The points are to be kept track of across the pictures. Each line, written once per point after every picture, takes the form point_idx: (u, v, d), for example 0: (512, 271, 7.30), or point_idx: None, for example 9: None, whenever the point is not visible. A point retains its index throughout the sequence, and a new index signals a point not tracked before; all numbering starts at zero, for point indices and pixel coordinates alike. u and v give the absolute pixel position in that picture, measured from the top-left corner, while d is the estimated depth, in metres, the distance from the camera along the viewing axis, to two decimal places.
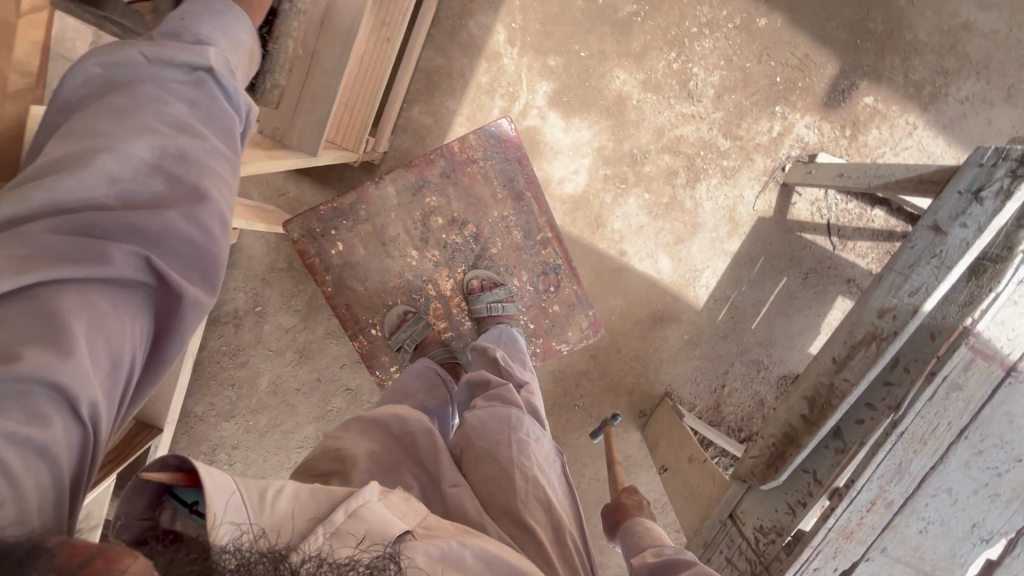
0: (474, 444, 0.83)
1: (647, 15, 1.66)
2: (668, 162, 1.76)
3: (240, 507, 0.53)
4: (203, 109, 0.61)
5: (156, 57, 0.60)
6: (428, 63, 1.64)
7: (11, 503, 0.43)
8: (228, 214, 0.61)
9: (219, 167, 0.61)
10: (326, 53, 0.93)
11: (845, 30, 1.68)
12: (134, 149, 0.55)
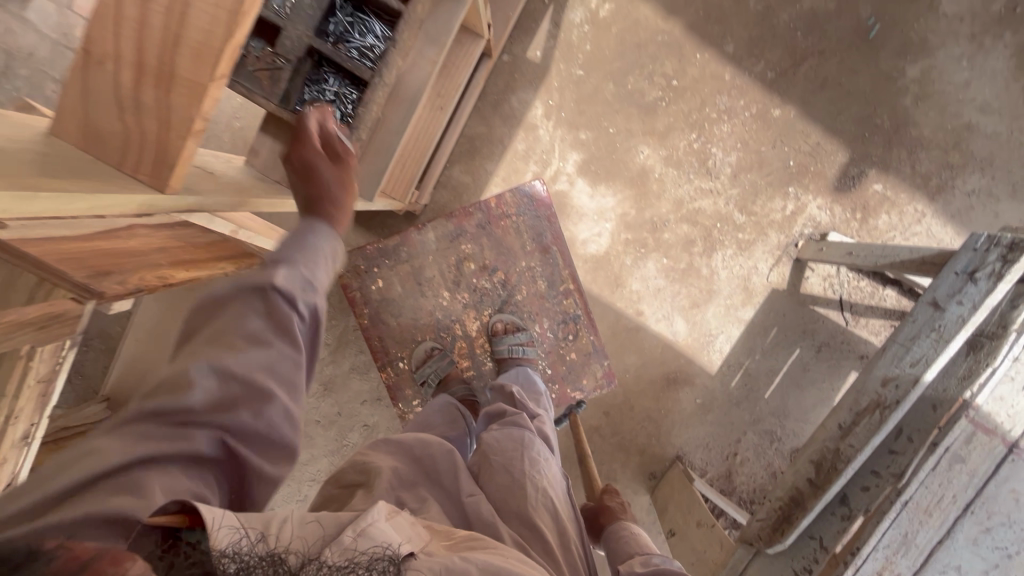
0: (490, 460, 0.90)
1: (671, 101, 1.83)
2: (686, 231, 1.89)
3: (235, 523, 0.55)
4: (276, 319, 0.69)
5: (243, 282, 0.69)
6: (472, 131, 1.83)
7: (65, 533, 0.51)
8: (293, 405, 0.69)
9: (287, 369, 0.69)
10: (390, 115, 1.08)
11: (855, 123, 1.82)
12: (218, 363, 0.64)
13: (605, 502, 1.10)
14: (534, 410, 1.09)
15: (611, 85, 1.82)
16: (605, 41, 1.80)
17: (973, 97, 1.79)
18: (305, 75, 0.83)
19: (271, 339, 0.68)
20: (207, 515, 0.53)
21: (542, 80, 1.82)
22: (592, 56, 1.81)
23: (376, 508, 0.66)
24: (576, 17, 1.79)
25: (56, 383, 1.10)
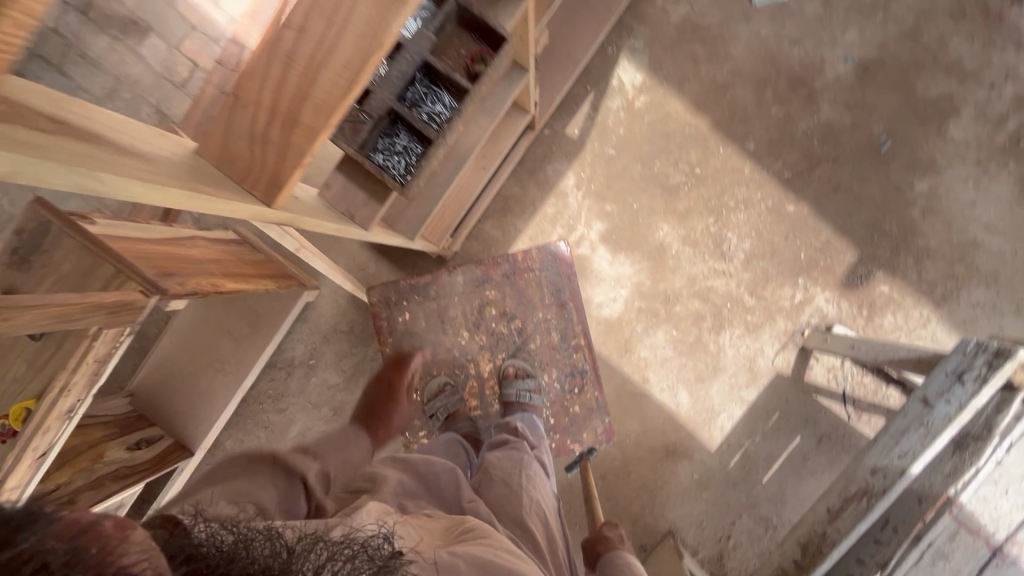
0: (491, 474, 1.01)
1: (692, 186, 1.98)
2: (697, 307, 1.98)
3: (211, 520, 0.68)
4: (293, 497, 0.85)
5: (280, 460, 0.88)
6: (507, 191, 2.01)
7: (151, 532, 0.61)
8: None
9: None
10: (441, 171, 1.26)
11: (865, 227, 1.94)
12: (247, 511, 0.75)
13: (601, 532, 1.14)
14: (534, 440, 1.17)
15: (639, 166, 1.99)
16: (638, 126, 1.98)
17: (979, 215, 1.90)
18: (382, 129, 0.97)
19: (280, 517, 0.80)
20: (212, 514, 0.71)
21: (577, 154, 2.00)
22: (624, 138, 1.99)
23: (365, 510, 0.79)
24: (614, 103, 1.97)
25: (106, 368, 1.22)
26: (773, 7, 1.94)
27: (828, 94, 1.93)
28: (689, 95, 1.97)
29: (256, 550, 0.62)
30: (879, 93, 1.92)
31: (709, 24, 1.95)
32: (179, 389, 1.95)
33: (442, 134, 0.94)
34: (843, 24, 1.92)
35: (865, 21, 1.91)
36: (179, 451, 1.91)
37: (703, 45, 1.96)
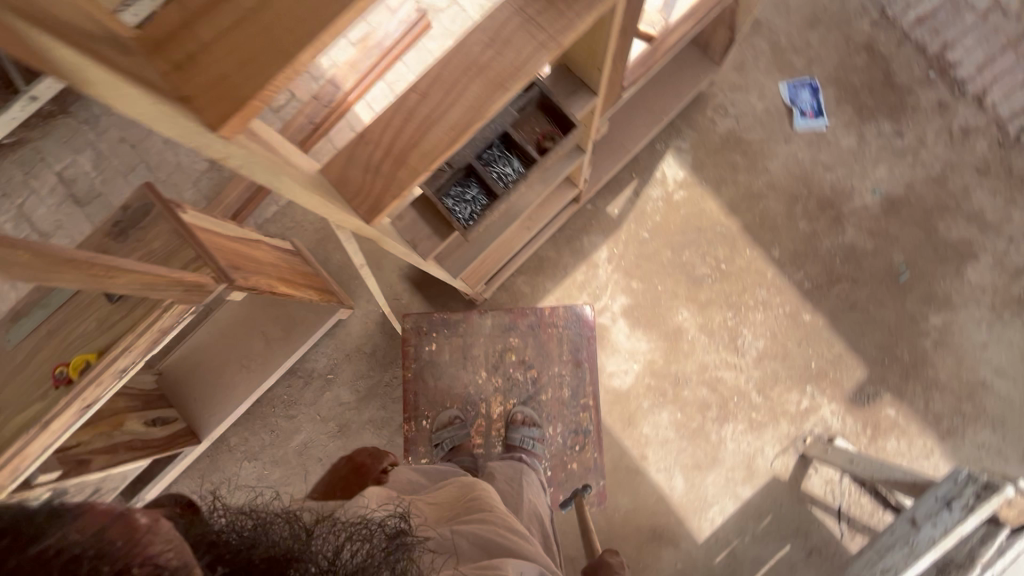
0: None
1: (716, 280, 2.11)
2: (704, 395, 2.04)
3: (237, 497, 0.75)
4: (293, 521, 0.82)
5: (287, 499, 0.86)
6: (543, 253, 2.16)
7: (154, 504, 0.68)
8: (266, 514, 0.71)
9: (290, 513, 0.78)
10: (494, 224, 1.41)
11: (877, 348, 2.01)
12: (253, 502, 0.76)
13: (603, 558, 1.16)
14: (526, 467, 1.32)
15: (669, 252, 2.13)
16: (673, 217, 2.14)
17: (989, 358, 1.97)
18: (457, 179, 1.14)
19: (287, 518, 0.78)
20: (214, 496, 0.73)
21: (613, 231, 2.15)
22: (659, 225, 2.14)
23: (368, 499, 0.90)
24: (654, 192, 2.15)
25: (166, 338, 1.36)
26: (811, 135, 2.13)
27: (854, 219, 2.08)
28: (724, 198, 2.14)
29: (277, 530, 0.67)
30: (902, 227, 2.06)
31: (751, 139, 2.15)
32: (204, 376, 2.05)
33: (505, 191, 1.10)
34: (874, 161, 2.09)
35: (895, 161, 2.08)
36: (189, 437, 2.00)
37: (743, 156, 2.15)
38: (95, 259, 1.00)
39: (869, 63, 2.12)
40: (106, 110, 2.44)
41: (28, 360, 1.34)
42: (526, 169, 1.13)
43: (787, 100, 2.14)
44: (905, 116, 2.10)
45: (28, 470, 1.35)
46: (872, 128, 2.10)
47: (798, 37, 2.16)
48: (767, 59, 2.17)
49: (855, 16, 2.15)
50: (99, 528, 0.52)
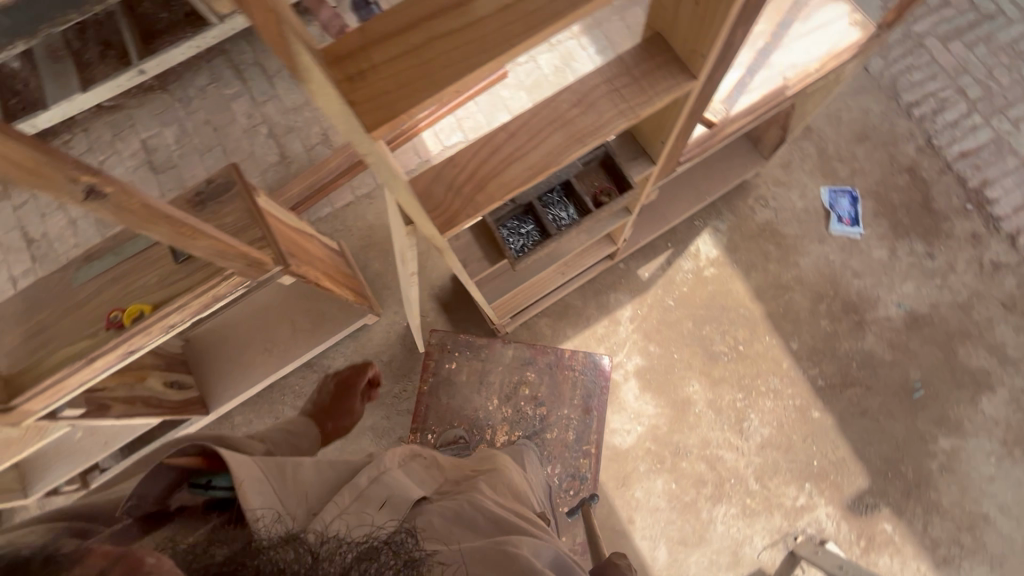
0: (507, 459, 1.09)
1: (732, 359, 2.15)
2: (702, 470, 2.05)
3: (261, 482, 0.75)
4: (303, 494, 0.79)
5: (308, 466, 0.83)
6: (569, 300, 2.24)
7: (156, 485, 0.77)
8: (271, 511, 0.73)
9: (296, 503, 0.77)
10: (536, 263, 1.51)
11: (881, 460, 2.01)
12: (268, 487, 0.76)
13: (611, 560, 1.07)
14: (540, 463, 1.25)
15: (690, 324, 2.19)
16: (700, 291, 2.22)
17: (994, 493, 1.95)
18: (515, 214, 1.26)
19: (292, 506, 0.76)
20: (240, 486, 0.72)
21: (640, 293, 2.23)
22: (685, 296, 2.22)
23: (389, 457, 0.85)
24: (685, 265, 2.24)
25: (215, 304, 1.47)
26: (845, 240, 2.21)
27: (875, 328, 2.12)
28: (752, 283, 2.21)
29: (279, 553, 0.62)
30: (921, 345, 2.09)
31: (786, 233, 2.24)
32: (227, 351, 2.11)
33: (557, 232, 1.20)
34: (902, 276, 2.16)
35: (923, 281, 2.14)
36: (198, 406, 2.03)
37: (776, 248, 2.23)
38: (186, 217, 1.08)
39: (909, 185, 2.23)
40: (200, 94, 2.66)
41: (89, 299, 1.45)
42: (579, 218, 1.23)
43: (827, 204, 2.24)
44: (938, 240, 2.17)
45: (59, 401, 1.44)
46: (905, 245, 2.18)
47: (845, 149, 2.29)
48: (813, 163, 2.29)
49: (902, 139, 2.27)
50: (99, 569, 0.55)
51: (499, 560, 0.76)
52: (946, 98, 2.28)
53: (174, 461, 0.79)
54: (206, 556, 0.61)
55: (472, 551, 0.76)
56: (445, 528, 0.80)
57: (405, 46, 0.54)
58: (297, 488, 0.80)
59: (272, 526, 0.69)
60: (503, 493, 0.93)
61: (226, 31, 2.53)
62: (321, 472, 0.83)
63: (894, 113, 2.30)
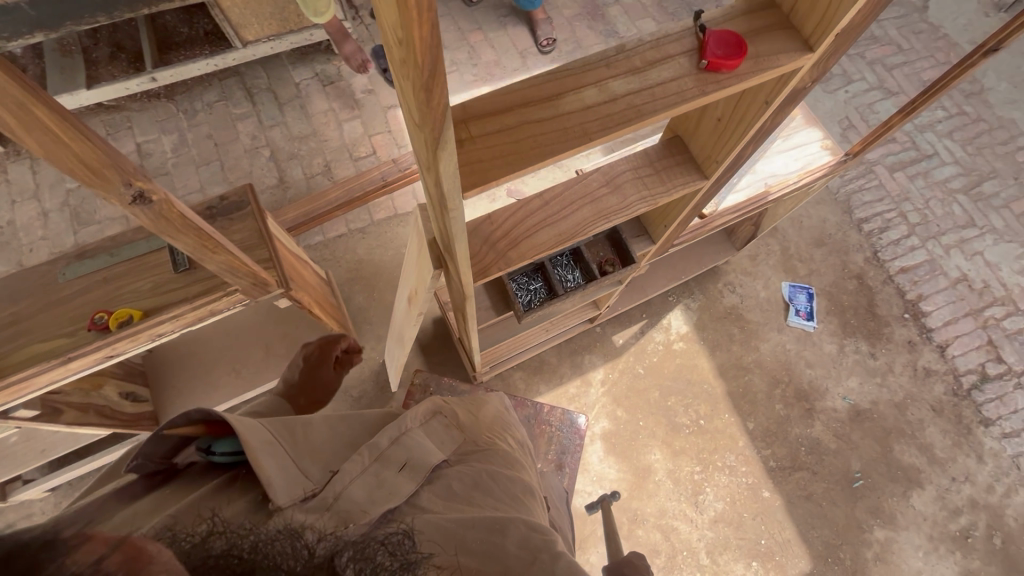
0: (520, 438, 1.05)
1: (692, 432, 2.25)
2: (656, 540, 2.09)
3: (269, 444, 0.67)
4: (313, 455, 0.73)
5: (312, 423, 0.78)
6: (545, 357, 2.31)
7: (163, 444, 0.68)
8: (285, 483, 0.64)
9: (307, 465, 0.70)
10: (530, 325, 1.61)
11: (822, 545, 2.11)
12: (279, 448, 0.68)
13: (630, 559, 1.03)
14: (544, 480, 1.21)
15: (657, 393, 2.30)
16: (668, 362, 2.34)
17: None
18: (525, 271, 1.37)
19: (305, 464, 0.70)
20: (251, 448, 0.64)
21: (612, 358, 2.33)
22: (654, 366, 2.33)
23: (410, 419, 0.83)
24: (657, 336, 2.37)
25: (208, 318, 1.47)
26: (801, 332, 2.41)
27: (823, 418, 2.29)
28: (716, 361, 2.36)
29: (276, 549, 0.51)
30: (862, 437, 2.26)
31: (750, 318, 2.43)
32: (192, 368, 2.01)
33: (565, 294, 1.30)
34: (848, 371, 2.36)
35: (866, 377, 2.35)
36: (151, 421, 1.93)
37: (740, 331, 2.41)
38: (213, 230, 1.10)
39: (857, 289, 2.49)
40: (206, 109, 2.69)
41: (74, 296, 1.41)
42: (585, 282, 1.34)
43: (786, 297, 2.46)
44: (880, 342, 2.41)
45: (17, 400, 1.36)
46: (851, 343, 2.40)
47: (805, 250, 2.55)
48: (776, 259, 2.53)
49: (853, 249, 2.55)
50: (96, 558, 0.44)
51: (514, 536, 0.69)
52: (890, 219, 2.60)
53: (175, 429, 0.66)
54: (205, 548, 0.49)
55: (487, 522, 0.69)
56: (463, 495, 0.74)
57: (501, 126, 0.63)
58: (310, 449, 0.73)
59: (293, 496, 0.64)
60: (522, 472, 0.87)
61: (246, 57, 2.59)
62: (333, 431, 0.80)
63: (847, 226, 2.59)
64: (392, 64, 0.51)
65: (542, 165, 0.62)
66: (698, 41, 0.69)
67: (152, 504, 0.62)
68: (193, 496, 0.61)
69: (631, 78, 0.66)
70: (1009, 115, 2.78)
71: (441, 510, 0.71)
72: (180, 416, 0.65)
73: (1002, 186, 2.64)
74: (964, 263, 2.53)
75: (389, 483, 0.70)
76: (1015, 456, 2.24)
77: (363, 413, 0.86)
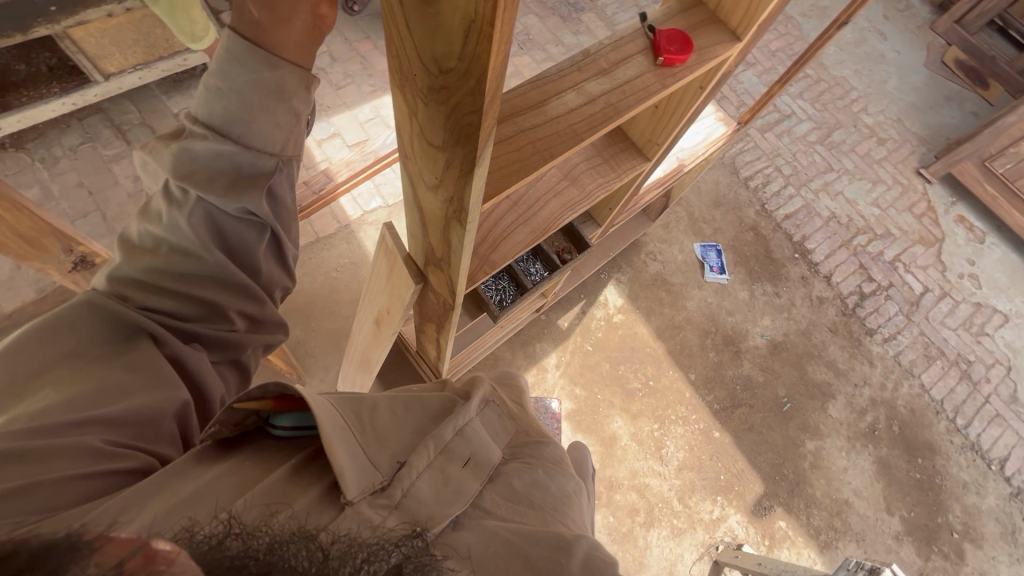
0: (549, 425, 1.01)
1: (645, 394, 2.42)
2: (633, 500, 2.24)
3: (339, 428, 0.64)
4: (380, 439, 0.67)
5: (377, 402, 0.73)
6: (499, 353, 2.35)
7: (231, 410, 0.63)
8: (357, 476, 0.60)
9: (374, 450, 0.65)
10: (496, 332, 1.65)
11: (769, 467, 2.39)
12: (349, 434, 0.65)
13: None
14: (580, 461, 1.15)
15: (608, 365, 2.44)
16: (612, 335, 2.49)
17: (849, 480, 2.42)
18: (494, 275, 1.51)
19: (371, 450, 0.65)
20: (325, 434, 0.61)
21: (561, 342, 2.43)
22: (600, 341, 2.47)
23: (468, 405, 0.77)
24: (597, 313, 2.51)
25: None
26: (717, 285, 2.68)
27: (749, 356, 2.57)
28: (652, 325, 2.55)
29: (290, 551, 0.45)
30: (782, 366, 2.58)
31: (674, 281, 2.66)
32: None
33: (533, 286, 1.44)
34: (761, 312, 2.67)
35: (776, 314, 2.68)
36: None
37: (667, 294, 2.63)
38: None
39: (755, 240, 2.81)
40: (70, 154, 2.37)
41: None
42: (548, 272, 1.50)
43: (699, 257, 2.72)
44: (781, 281, 2.75)
45: None
46: (759, 287, 2.72)
47: (706, 212, 2.83)
48: (685, 224, 2.78)
49: (744, 205, 2.88)
50: (117, 562, 0.42)
51: (579, 553, 0.61)
52: (769, 174, 2.96)
53: (250, 402, 0.62)
54: (221, 548, 0.44)
55: (550, 538, 0.62)
56: (524, 495, 0.69)
57: None
58: (378, 434, 0.68)
59: (364, 489, 0.59)
60: (574, 470, 0.81)
61: (110, 91, 2.30)
62: (398, 414, 0.73)
63: (736, 185, 2.91)
64: (422, 95, 0.57)
65: (544, 167, 0.78)
66: (648, 41, 0.88)
67: (225, 470, 0.60)
68: (270, 481, 0.58)
69: (603, 79, 0.84)
70: (842, 74, 3.28)
71: (503, 515, 0.65)
72: (257, 389, 0.60)
73: (847, 134, 3.12)
74: (831, 203, 2.95)
75: (455, 481, 0.65)
76: (896, 355, 2.68)
77: (424, 397, 0.77)
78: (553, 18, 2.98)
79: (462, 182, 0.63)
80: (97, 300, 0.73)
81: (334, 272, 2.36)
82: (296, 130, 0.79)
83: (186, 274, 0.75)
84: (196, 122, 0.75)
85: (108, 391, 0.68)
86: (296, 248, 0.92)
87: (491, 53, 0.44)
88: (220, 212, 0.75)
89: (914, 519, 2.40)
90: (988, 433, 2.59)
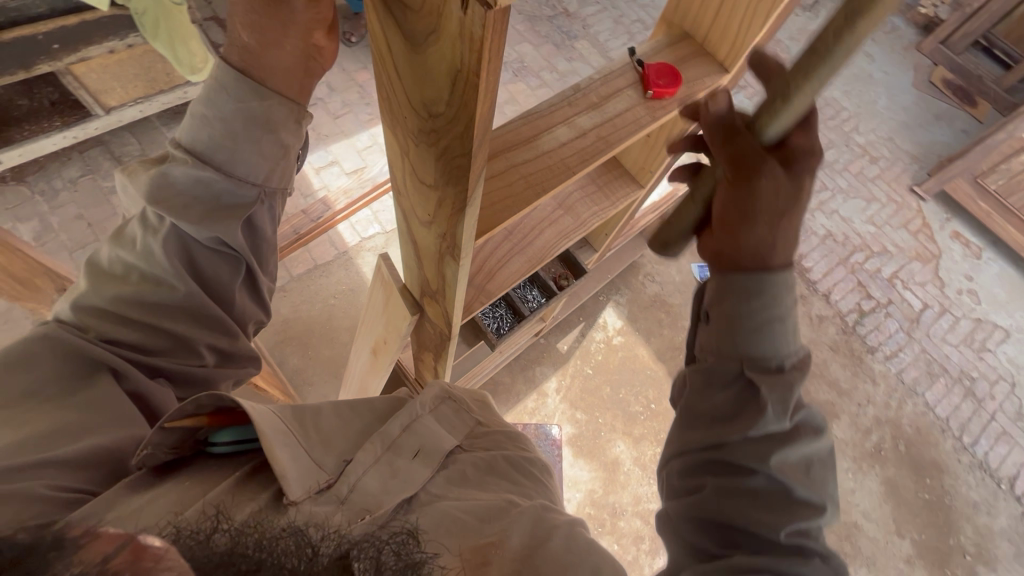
0: None
1: (648, 416, 2.39)
2: (639, 526, 2.19)
3: (283, 432, 0.64)
4: (326, 442, 0.69)
5: (321, 407, 0.74)
6: (498, 378, 2.34)
7: (167, 435, 0.62)
8: (302, 477, 0.61)
9: (318, 453, 0.66)
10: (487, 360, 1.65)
11: None
12: (296, 437, 0.66)
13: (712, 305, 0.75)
14: None
15: (608, 388, 2.42)
16: (612, 358, 2.48)
17: (857, 502, 2.38)
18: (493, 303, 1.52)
19: (318, 453, 0.66)
20: (267, 440, 0.61)
21: (561, 364, 2.42)
22: (600, 363, 2.46)
23: (419, 404, 0.76)
24: (597, 335, 2.50)
25: None
26: None
27: None
28: (652, 347, 2.54)
29: (279, 547, 0.47)
30: None
31: (673, 302, 2.65)
32: None
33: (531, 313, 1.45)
34: None
35: None
36: None
37: (666, 315, 2.62)
38: None
39: None
40: (70, 186, 2.39)
41: None
42: (545, 298, 1.50)
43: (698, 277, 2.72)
44: None
45: None
46: None
47: None
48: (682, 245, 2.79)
49: None
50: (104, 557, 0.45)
51: (536, 523, 0.62)
52: None
53: (183, 420, 0.61)
54: (210, 545, 0.47)
55: (497, 509, 0.63)
56: (478, 480, 0.69)
57: None
58: (322, 436, 0.69)
59: (308, 487, 0.61)
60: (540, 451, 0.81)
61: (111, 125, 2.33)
62: (343, 417, 0.74)
63: None
64: (414, 141, 0.59)
65: (538, 200, 0.79)
66: (637, 74, 0.90)
67: (171, 489, 0.59)
68: (215, 493, 0.58)
69: (592, 113, 0.86)
70: (831, 95, 3.34)
71: (455, 496, 0.66)
72: (190, 404, 0.60)
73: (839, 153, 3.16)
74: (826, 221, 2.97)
75: (403, 472, 0.66)
76: (898, 373, 2.66)
77: (371, 398, 0.79)
78: (546, 46, 3.04)
79: (452, 221, 0.64)
80: (57, 332, 0.73)
81: (331, 299, 2.36)
82: (282, 163, 0.82)
83: (156, 301, 0.76)
84: (180, 147, 0.78)
85: (62, 431, 0.67)
86: (272, 281, 0.93)
87: (478, 101, 0.46)
88: (195, 241, 0.77)
89: (925, 542, 2.35)
90: (995, 451, 2.55)
